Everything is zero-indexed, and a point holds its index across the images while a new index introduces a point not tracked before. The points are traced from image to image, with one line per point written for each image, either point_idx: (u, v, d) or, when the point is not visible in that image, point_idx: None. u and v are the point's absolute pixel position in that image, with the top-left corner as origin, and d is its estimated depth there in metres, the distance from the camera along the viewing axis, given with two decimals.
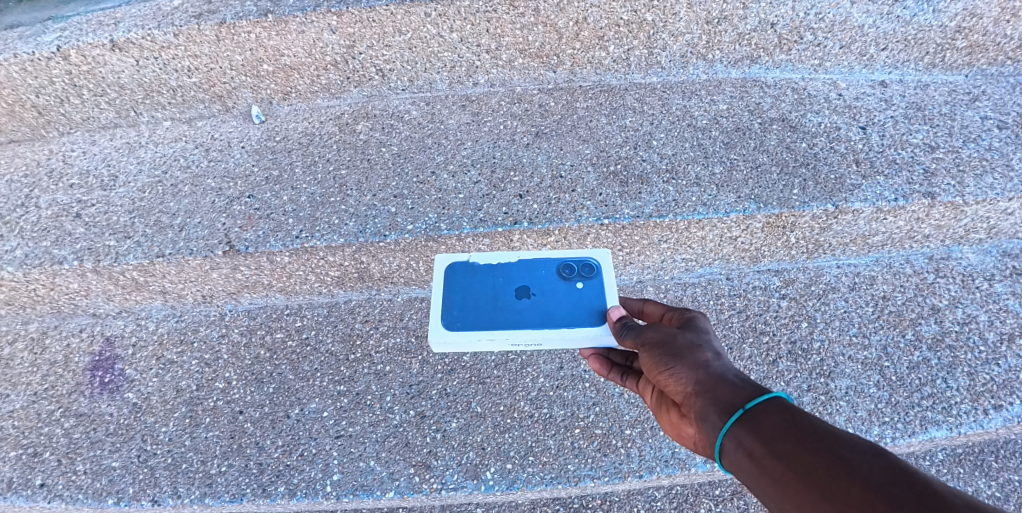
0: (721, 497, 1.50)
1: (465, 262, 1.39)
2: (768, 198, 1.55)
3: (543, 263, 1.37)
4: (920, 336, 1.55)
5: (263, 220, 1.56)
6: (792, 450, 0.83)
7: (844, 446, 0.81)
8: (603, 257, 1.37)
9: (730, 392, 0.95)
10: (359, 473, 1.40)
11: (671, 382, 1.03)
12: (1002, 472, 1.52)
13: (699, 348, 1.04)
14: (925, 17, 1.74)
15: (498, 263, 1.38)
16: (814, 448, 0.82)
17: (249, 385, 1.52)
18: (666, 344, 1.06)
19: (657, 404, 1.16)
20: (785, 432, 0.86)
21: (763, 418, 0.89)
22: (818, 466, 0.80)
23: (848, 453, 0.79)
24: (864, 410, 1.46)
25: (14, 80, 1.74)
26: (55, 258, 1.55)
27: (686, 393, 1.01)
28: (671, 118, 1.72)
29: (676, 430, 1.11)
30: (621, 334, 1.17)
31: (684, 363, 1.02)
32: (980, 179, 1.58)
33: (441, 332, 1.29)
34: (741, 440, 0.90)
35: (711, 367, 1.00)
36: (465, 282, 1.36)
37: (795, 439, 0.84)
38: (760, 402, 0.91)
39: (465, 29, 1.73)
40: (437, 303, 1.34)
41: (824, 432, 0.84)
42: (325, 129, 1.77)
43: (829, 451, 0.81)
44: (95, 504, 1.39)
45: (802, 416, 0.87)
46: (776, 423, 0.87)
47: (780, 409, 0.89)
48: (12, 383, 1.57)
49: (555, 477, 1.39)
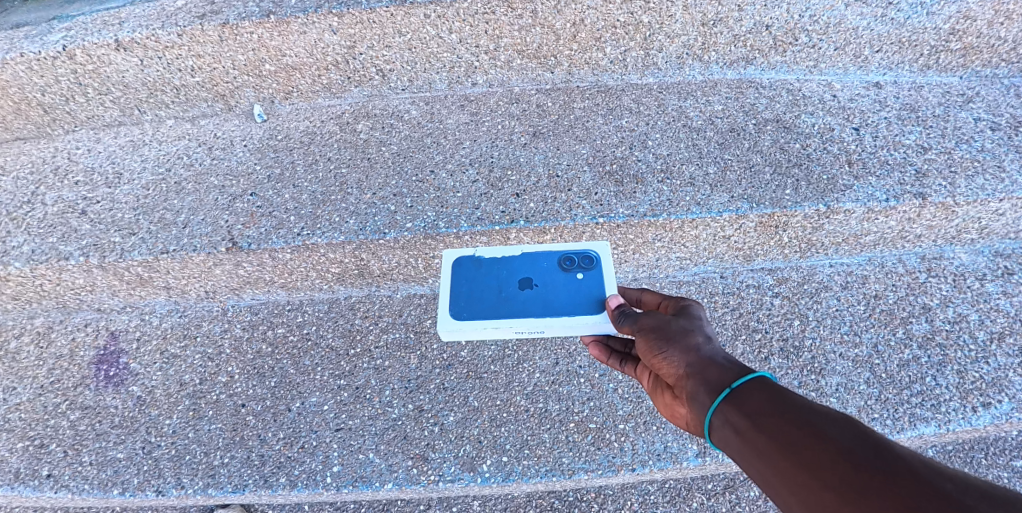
0: (714, 491, 1.58)
1: (471, 256, 1.42)
2: (761, 197, 1.58)
3: (544, 256, 1.40)
4: (910, 334, 1.57)
5: (265, 218, 1.59)
6: (776, 424, 0.88)
7: (821, 418, 0.86)
8: (604, 249, 1.39)
9: (720, 373, 0.99)
10: (358, 464, 1.43)
11: (665, 365, 1.06)
12: (991, 468, 1.59)
13: (692, 332, 1.07)
14: (919, 20, 1.76)
15: (501, 256, 1.42)
16: (794, 421, 0.87)
17: (252, 379, 1.56)
18: (661, 328, 1.09)
19: (652, 387, 1.19)
20: (768, 408, 0.90)
21: (748, 395, 0.93)
22: (799, 438, 0.85)
23: (824, 424, 0.85)
24: (854, 406, 1.49)
25: (20, 79, 1.77)
26: (62, 254, 1.58)
27: (679, 375, 1.04)
28: (667, 118, 1.75)
29: (670, 411, 1.15)
30: (619, 321, 1.19)
31: (677, 346, 1.05)
32: (971, 179, 1.61)
33: (448, 320, 1.33)
34: (729, 417, 0.94)
35: (702, 351, 1.03)
36: (471, 274, 1.40)
37: (778, 414, 0.89)
38: (747, 382, 0.95)
39: (464, 30, 1.76)
40: (443, 294, 1.37)
41: (803, 406, 0.89)
42: (326, 128, 1.80)
43: (809, 423, 0.86)
44: (101, 494, 1.43)
45: (783, 391, 0.92)
46: (760, 400, 0.92)
47: (764, 387, 0.93)
48: (19, 376, 1.60)
49: (549, 470, 1.42)
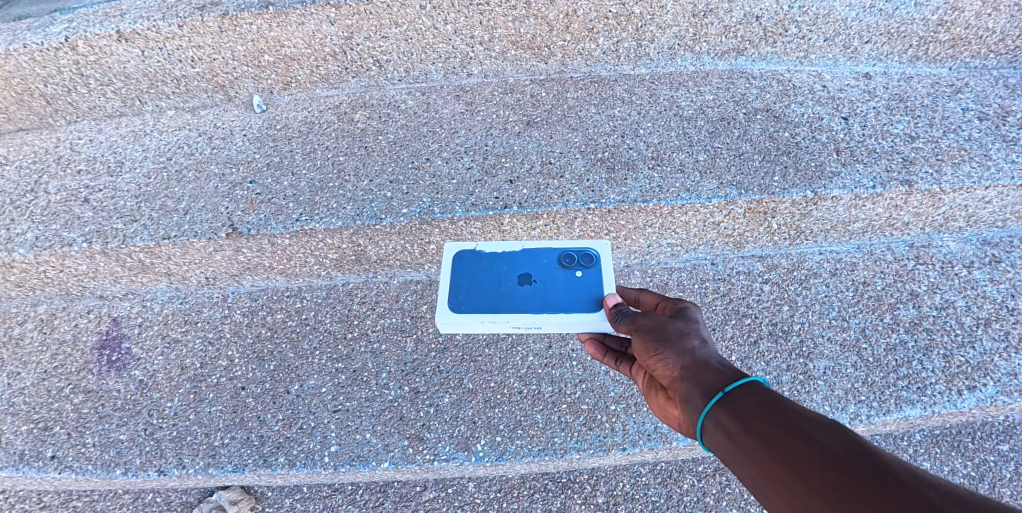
0: (704, 473, 1.62)
1: (472, 250, 1.45)
2: (750, 184, 1.61)
3: (545, 252, 1.43)
4: (897, 319, 1.60)
5: (263, 205, 1.62)
6: (766, 429, 0.91)
7: (809, 423, 0.89)
8: (604, 247, 1.42)
9: (714, 377, 1.01)
10: (356, 445, 1.46)
11: (660, 366, 1.08)
12: (978, 452, 1.63)
13: (688, 335, 1.09)
14: (908, 11, 1.79)
15: (502, 252, 1.44)
16: (785, 426, 0.90)
17: (251, 362, 1.59)
18: (657, 330, 1.11)
19: (646, 387, 1.21)
20: (759, 413, 0.93)
21: (741, 399, 0.95)
22: (789, 443, 0.88)
23: (813, 429, 0.88)
24: (841, 389, 1.52)
25: (23, 70, 1.80)
26: (65, 241, 1.61)
27: (673, 377, 1.06)
28: (658, 107, 1.78)
29: (663, 412, 1.17)
30: (616, 319, 1.21)
31: (673, 348, 1.07)
32: (957, 167, 1.64)
33: (448, 313, 1.36)
34: (721, 420, 0.96)
35: (697, 354, 1.05)
36: (471, 268, 1.43)
37: (768, 418, 0.92)
38: (741, 386, 0.97)
39: (459, 21, 1.79)
40: (444, 286, 1.40)
41: (793, 411, 0.92)
42: (324, 118, 1.83)
43: (799, 430, 0.89)
44: (104, 474, 1.46)
45: (772, 396, 0.95)
46: (752, 404, 0.94)
47: (756, 390, 0.96)
48: (23, 361, 1.63)
49: (542, 449, 1.45)
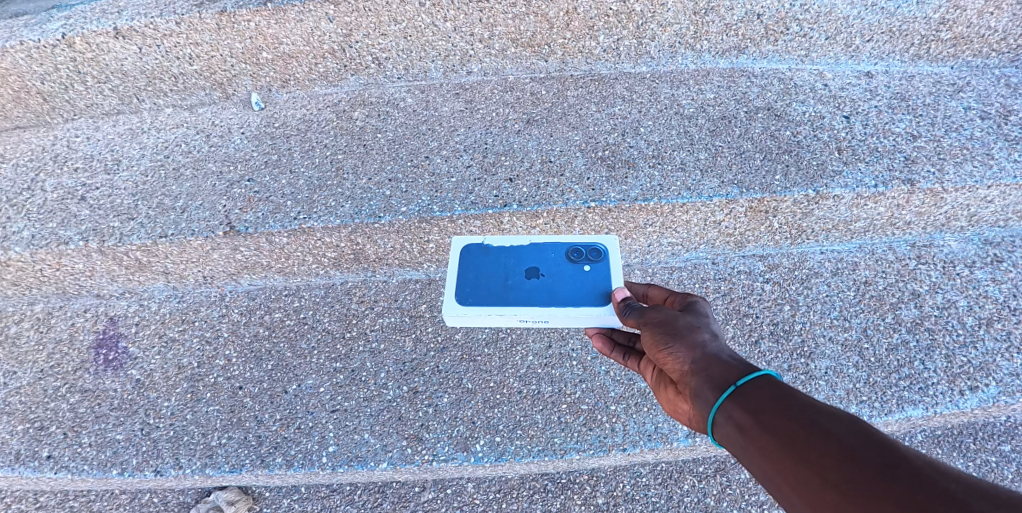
0: (705, 473, 1.61)
1: (479, 244, 1.44)
2: (751, 183, 1.60)
3: (552, 246, 1.42)
4: (899, 319, 1.59)
5: (262, 202, 1.61)
6: (780, 422, 0.90)
7: (823, 416, 0.88)
8: (611, 242, 1.41)
9: (724, 370, 1.00)
10: (354, 445, 1.45)
11: (670, 360, 1.08)
12: (979, 453, 1.62)
13: (698, 329, 1.08)
14: (910, 9, 1.78)
15: (510, 246, 1.43)
16: (798, 419, 0.89)
17: (249, 362, 1.58)
18: (667, 324, 1.10)
19: (656, 382, 1.19)
20: (772, 406, 0.92)
21: (752, 392, 0.94)
22: (802, 435, 0.87)
23: (827, 422, 0.87)
24: (841, 389, 1.51)
25: (20, 67, 1.78)
26: (62, 239, 1.60)
27: (684, 371, 1.05)
28: (659, 106, 1.77)
29: (673, 406, 1.15)
30: (625, 313, 1.21)
31: (683, 342, 1.06)
32: (960, 166, 1.63)
33: (453, 306, 1.35)
34: (732, 414, 0.95)
35: (708, 347, 1.04)
36: (478, 262, 1.42)
37: (780, 411, 0.91)
38: (752, 379, 0.96)
39: (458, 18, 1.77)
40: (450, 279, 1.39)
41: (807, 404, 0.90)
42: (322, 116, 1.82)
43: (814, 423, 0.87)
44: (100, 474, 1.45)
45: (785, 389, 0.93)
46: (764, 397, 0.93)
47: (768, 384, 0.94)
48: (19, 361, 1.62)
49: (542, 449, 1.44)
